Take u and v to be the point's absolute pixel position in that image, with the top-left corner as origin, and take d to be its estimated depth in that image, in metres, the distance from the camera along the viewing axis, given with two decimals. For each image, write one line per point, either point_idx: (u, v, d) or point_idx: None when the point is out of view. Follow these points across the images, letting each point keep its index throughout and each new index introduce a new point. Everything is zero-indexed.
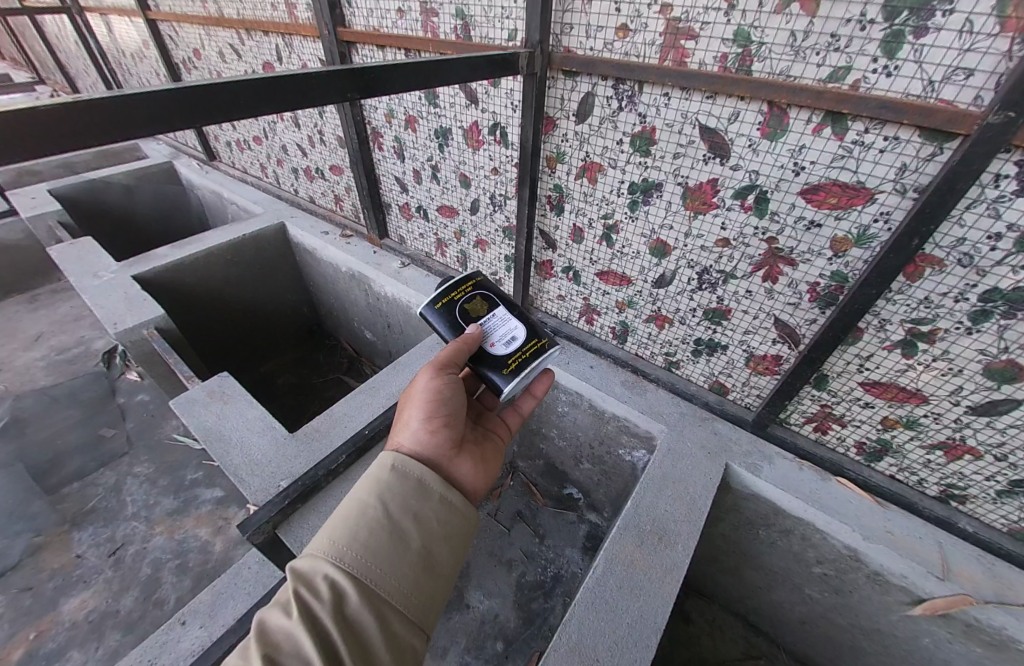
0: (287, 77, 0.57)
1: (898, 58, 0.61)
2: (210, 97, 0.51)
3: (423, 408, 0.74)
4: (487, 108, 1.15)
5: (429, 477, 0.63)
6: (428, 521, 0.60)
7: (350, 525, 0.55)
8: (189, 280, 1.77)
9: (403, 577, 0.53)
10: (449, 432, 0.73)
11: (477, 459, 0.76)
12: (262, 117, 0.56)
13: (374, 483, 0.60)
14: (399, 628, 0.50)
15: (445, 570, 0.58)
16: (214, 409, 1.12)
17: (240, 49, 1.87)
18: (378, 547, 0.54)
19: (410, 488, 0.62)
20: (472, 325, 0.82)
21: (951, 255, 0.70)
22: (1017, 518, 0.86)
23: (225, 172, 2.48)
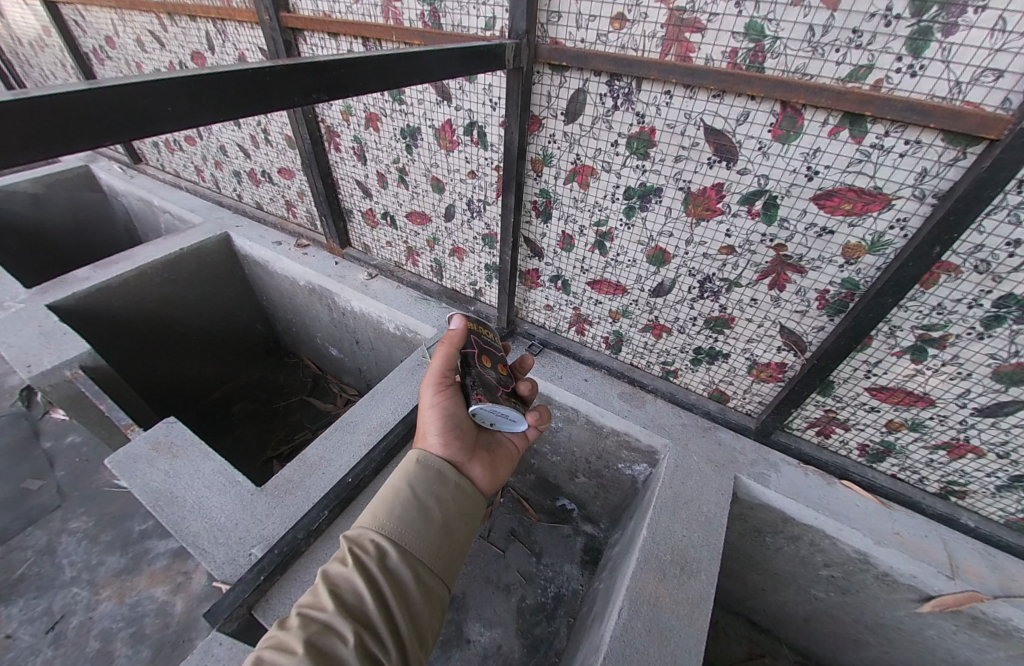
0: (257, 71, 0.45)
1: (925, 57, 0.57)
2: (131, 101, 0.37)
3: (433, 421, 0.74)
4: (461, 106, 1.04)
5: (447, 468, 0.68)
6: (446, 503, 0.66)
7: (384, 503, 0.62)
8: (120, 305, 1.54)
9: (433, 544, 0.60)
10: (461, 440, 0.74)
11: (489, 462, 0.78)
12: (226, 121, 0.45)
13: (401, 472, 0.67)
14: (430, 582, 0.58)
15: (464, 541, 0.66)
16: (162, 465, 0.96)
17: (162, 37, 1.63)
18: (408, 519, 0.61)
19: (430, 475, 0.67)
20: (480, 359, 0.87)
21: (968, 261, 0.68)
22: (1014, 510, 0.88)
23: (155, 177, 2.20)
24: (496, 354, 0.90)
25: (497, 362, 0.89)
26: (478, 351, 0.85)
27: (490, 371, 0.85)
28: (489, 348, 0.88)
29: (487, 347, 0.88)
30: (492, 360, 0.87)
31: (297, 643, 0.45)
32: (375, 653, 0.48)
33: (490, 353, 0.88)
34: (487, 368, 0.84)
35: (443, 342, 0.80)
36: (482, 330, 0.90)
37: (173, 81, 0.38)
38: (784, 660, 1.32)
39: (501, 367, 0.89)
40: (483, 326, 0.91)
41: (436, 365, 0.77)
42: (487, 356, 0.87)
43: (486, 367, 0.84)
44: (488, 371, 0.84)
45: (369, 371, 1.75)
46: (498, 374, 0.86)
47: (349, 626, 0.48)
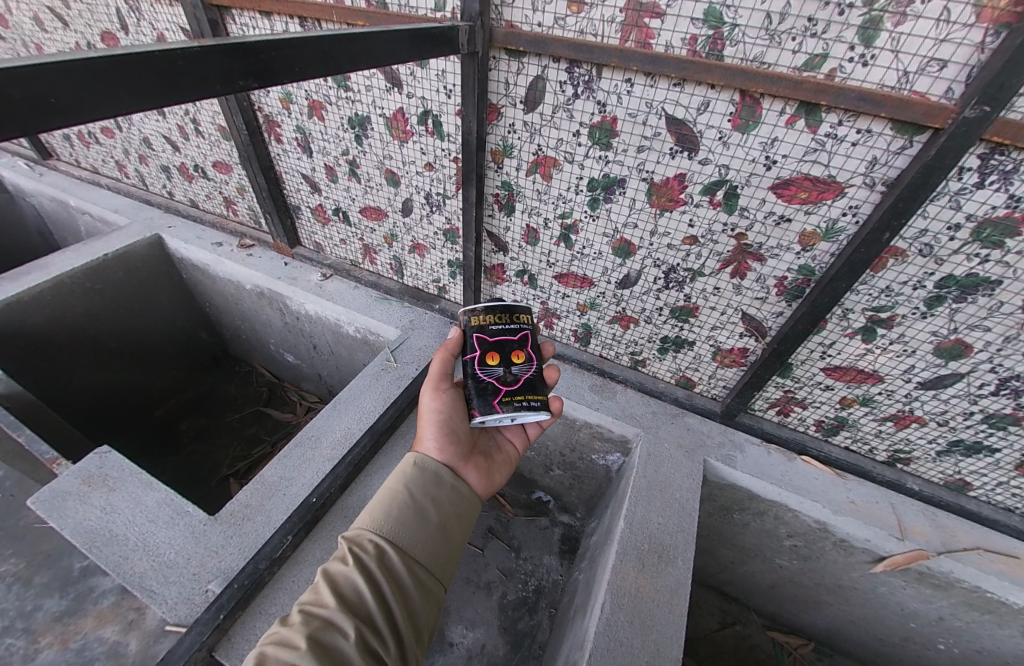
0: (173, 52, 0.38)
1: (876, 46, 0.60)
2: (12, 91, 0.29)
3: (430, 425, 0.73)
4: (413, 93, 0.98)
5: (443, 470, 0.68)
6: (445, 503, 0.64)
7: (382, 500, 0.60)
8: (35, 321, 1.37)
9: (431, 542, 0.59)
10: (458, 445, 0.73)
11: (488, 473, 0.75)
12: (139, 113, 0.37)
13: (397, 472, 0.65)
14: (430, 585, 0.56)
15: (462, 541, 0.64)
16: (96, 501, 0.85)
17: (63, 15, 1.43)
18: (406, 519, 0.59)
19: (427, 475, 0.66)
20: (493, 352, 0.74)
21: (913, 246, 0.73)
22: (951, 471, 0.98)
23: (68, 174, 1.95)
24: (511, 342, 0.75)
25: (511, 352, 0.74)
26: (479, 353, 0.73)
27: (497, 369, 0.72)
28: (498, 340, 0.74)
29: (496, 340, 0.74)
30: (502, 354, 0.74)
31: (298, 639, 0.43)
32: (378, 651, 0.46)
33: (500, 345, 0.74)
34: (493, 367, 0.73)
35: (440, 349, 0.77)
36: (493, 321, 0.75)
37: (69, 64, 0.31)
38: (754, 625, 1.39)
39: (518, 356, 0.75)
40: (497, 313, 0.76)
41: (435, 371, 0.76)
42: (495, 351, 0.73)
43: (491, 366, 0.73)
44: (495, 371, 0.72)
45: (329, 377, 1.65)
46: (508, 368, 0.73)
47: (351, 621, 0.46)
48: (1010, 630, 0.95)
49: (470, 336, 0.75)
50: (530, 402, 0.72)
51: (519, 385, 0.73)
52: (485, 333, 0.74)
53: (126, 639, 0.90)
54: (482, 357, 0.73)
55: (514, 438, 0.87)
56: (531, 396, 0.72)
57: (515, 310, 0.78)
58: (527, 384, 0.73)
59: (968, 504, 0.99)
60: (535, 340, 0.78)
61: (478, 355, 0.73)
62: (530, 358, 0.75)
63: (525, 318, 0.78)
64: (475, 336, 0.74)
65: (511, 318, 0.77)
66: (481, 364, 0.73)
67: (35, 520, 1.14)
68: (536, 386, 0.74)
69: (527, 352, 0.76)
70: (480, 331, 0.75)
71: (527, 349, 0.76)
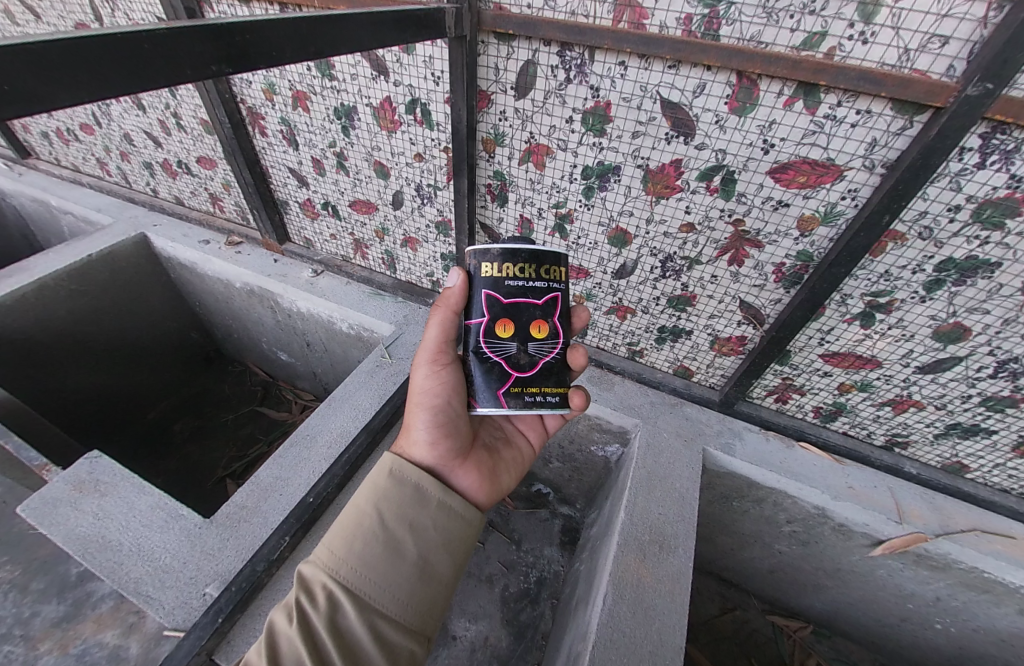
0: (136, 34, 0.35)
1: (876, 22, 0.58)
2: None
3: (421, 407, 0.71)
4: (400, 81, 0.95)
5: (423, 484, 0.63)
6: (425, 531, 0.59)
7: (346, 533, 0.55)
8: (19, 324, 1.33)
9: (395, 587, 0.53)
10: (448, 438, 0.70)
11: (488, 465, 0.75)
12: (101, 101, 0.35)
13: (370, 492, 0.60)
14: (394, 636, 0.51)
15: (441, 575, 0.58)
16: (87, 507, 0.84)
17: (34, 6, 1.38)
18: (370, 559, 0.54)
19: (405, 494, 0.61)
20: (507, 320, 0.63)
21: (913, 229, 0.72)
22: (949, 454, 0.99)
23: (48, 173, 1.90)
24: (531, 308, 0.63)
25: (528, 321, 0.64)
26: (489, 321, 0.63)
27: (510, 343, 0.63)
28: (515, 303, 0.63)
29: (513, 303, 0.62)
30: (517, 323, 0.63)
31: None
32: None
33: (518, 309, 0.63)
34: (504, 341, 0.63)
35: (439, 308, 0.69)
36: (512, 273, 0.62)
37: (19, 47, 0.28)
38: (753, 609, 1.41)
39: (538, 328, 0.64)
40: (520, 263, 0.62)
41: (431, 338, 0.72)
42: (511, 318, 0.63)
43: (502, 340, 0.63)
44: (507, 345, 0.63)
45: (324, 374, 1.63)
46: (523, 346, 0.64)
47: None
48: (1005, 608, 0.97)
49: (481, 292, 0.63)
50: (544, 397, 0.65)
51: (532, 373, 0.65)
52: (502, 290, 0.62)
53: (125, 643, 0.89)
54: (493, 327, 0.63)
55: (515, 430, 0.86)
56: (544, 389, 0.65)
57: (545, 259, 0.63)
58: (542, 371, 0.65)
59: (965, 486, 0.99)
60: (562, 303, 0.66)
61: (488, 322, 0.63)
62: (551, 332, 0.65)
63: (557, 273, 0.64)
64: (487, 294, 0.62)
65: (537, 270, 0.63)
66: (491, 335, 0.63)
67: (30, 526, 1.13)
68: (552, 375, 0.66)
69: (550, 321, 0.65)
70: (495, 288, 0.62)
71: (550, 318, 0.65)
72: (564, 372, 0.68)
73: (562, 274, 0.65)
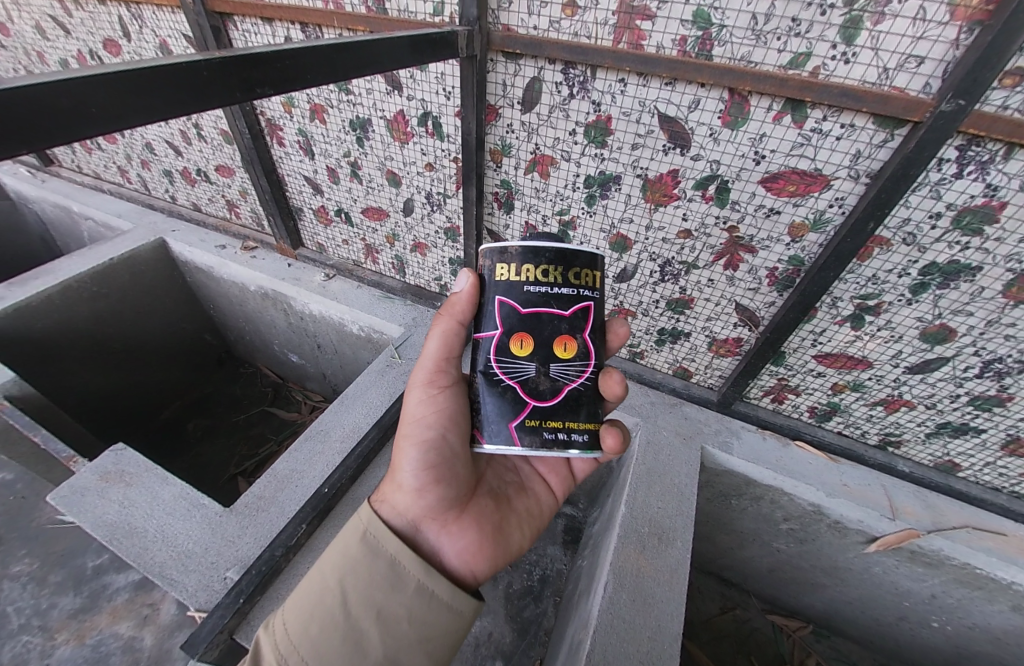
0: (198, 63, 0.41)
1: (856, 44, 0.63)
2: (63, 99, 0.31)
3: (412, 443, 0.61)
4: (413, 95, 1.00)
5: (404, 558, 0.51)
6: (398, 623, 0.47)
7: (304, 612, 0.46)
8: (45, 324, 1.39)
9: None
10: (443, 487, 0.60)
11: (490, 519, 0.63)
12: (168, 120, 0.40)
13: (342, 554, 0.50)
14: None
15: None
16: (114, 496, 0.88)
17: (66, 23, 1.45)
18: (327, 651, 0.44)
19: (379, 569, 0.49)
20: (525, 337, 0.53)
21: (897, 235, 0.76)
22: (940, 453, 1.02)
23: (70, 180, 1.97)
24: (555, 320, 0.53)
25: (551, 337, 0.54)
26: (503, 336, 0.53)
27: (528, 363, 0.53)
28: (537, 313, 0.53)
29: (533, 313, 0.53)
30: (537, 338, 0.53)
31: None
32: None
33: (538, 321, 0.53)
34: (520, 360, 0.53)
35: (444, 317, 0.62)
36: (534, 277, 0.52)
37: (109, 74, 0.33)
38: (753, 609, 1.43)
39: (564, 346, 0.54)
40: (544, 265, 0.52)
41: (431, 351, 0.65)
42: (531, 333, 0.53)
43: (518, 358, 0.53)
44: (525, 366, 0.53)
45: (333, 376, 1.68)
46: (543, 366, 0.54)
47: None
48: (998, 605, 0.99)
49: (495, 298, 0.54)
50: (571, 435, 0.54)
51: (553, 402, 0.54)
52: (521, 298, 0.53)
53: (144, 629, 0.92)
54: (508, 342, 0.53)
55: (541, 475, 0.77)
56: (567, 425, 0.55)
57: (575, 260, 0.53)
58: (566, 400, 0.55)
59: (957, 484, 1.02)
60: (594, 315, 0.55)
61: (503, 336, 0.53)
62: (579, 352, 0.55)
63: (590, 278, 0.54)
64: (503, 301, 0.53)
65: (564, 274, 0.53)
66: (505, 352, 0.54)
67: (48, 519, 1.08)
68: (578, 405, 0.55)
69: (577, 338, 0.55)
70: (513, 295, 0.53)
71: (577, 334, 0.54)
72: (595, 402, 0.57)
73: (594, 280, 0.55)
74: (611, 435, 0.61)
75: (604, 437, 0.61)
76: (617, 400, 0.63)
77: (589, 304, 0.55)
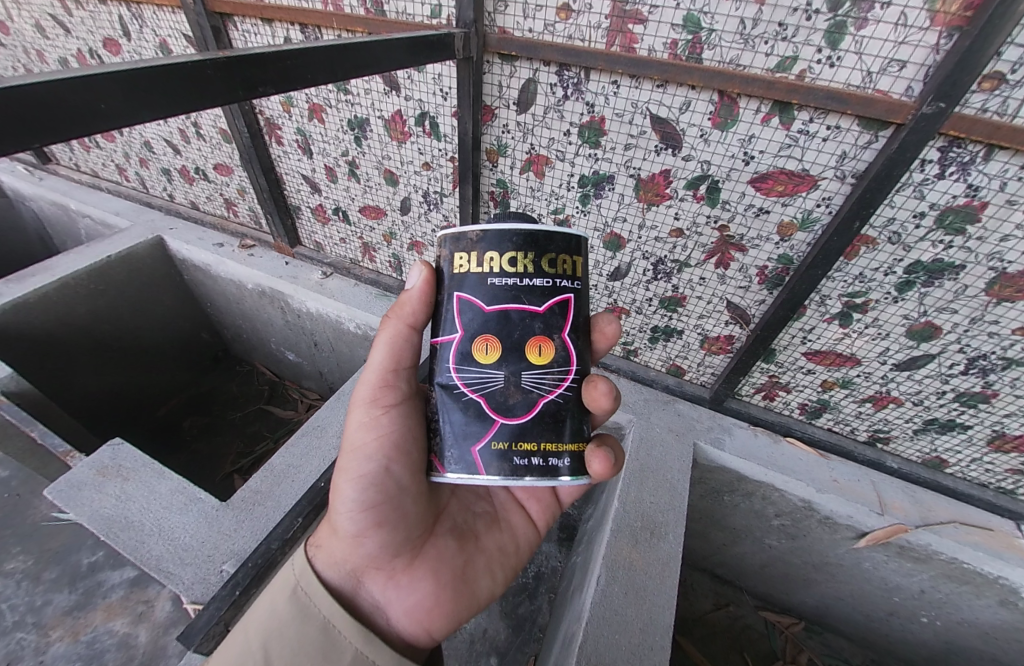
0: (201, 62, 0.42)
1: (841, 48, 0.65)
2: (74, 96, 0.33)
3: (352, 482, 0.60)
4: (411, 96, 1.02)
5: (338, 620, 0.52)
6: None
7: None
8: (42, 322, 1.39)
9: None
10: (389, 533, 0.60)
11: (441, 562, 0.64)
12: (172, 117, 0.41)
13: (271, 615, 0.51)
14: None
15: None
16: (111, 490, 0.89)
17: (66, 22, 1.46)
18: None
19: (308, 633, 0.50)
20: (492, 346, 0.52)
21: (882, 234, 0.78)
22: (928, 449, 1.04)
23: (68, 179, 1.98)
24: (523, 315, 0.52)
25: (520, 336, 0.52)
26: (465, 337, 0.53)
27: (496, 368, 0.52)
28: (505, 310, 0.52)
29: (500, 310, 0.52)
30: (503, 338, 0.52)
31: None
32: None
33: (507, 319, 0.52)
34: (485, 363, 0.53)
35: (392, 319, 0.63)
36: (501, 268, 0.51)
37: (115, 73, 0.34)
38: (746, 606, 1.44)
39: (534, 349, 0.53)
40: (511, 252, 0.51)
41: (376, 364, 0.66)
42: (496, 337, 0.52)
43: (483, 361, 0.53)
44: (493, 375, 0.53)
45: (330, 374, 1.68)
46: (511, 373, 0.52)
47: None
48: (986, 600, 1.00)
49: (455, 296, 0.54)
50: (545, 460, 0.53)
51: (523, 420, 0.53)
52: (487, 295, 0.52)
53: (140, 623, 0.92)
54: (471, 346, 0.53)
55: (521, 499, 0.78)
56: (543, 447, 0.53)
57: (547, 248, 0.52)
58: (538, 418, 0.53)
59: (944, 480, 1.04)
60: (570, 307, 0.54)
61: (465, 340, 0.53)
62: (550, 355, 0.54)
63: (564, 265, 0.53)
64: (467, 301, 0.53)
65: (536, 262, 0.52)
66: (468, 356, 0.53)
67: (42, 517, 1.05)
68: (551, 422, 0.54)
69: (551, 336, 0.53)
70: (478, 290, 0.52)
71: (549, 331, 0.53)
72: (571, 416, 0.56)
73: (571, 266, 0.54)
74: (599, 459, 0.57)
75: (592, 461, 0.57)
76: (606, 410, 0.61)
77: (564, 295, 0.54)
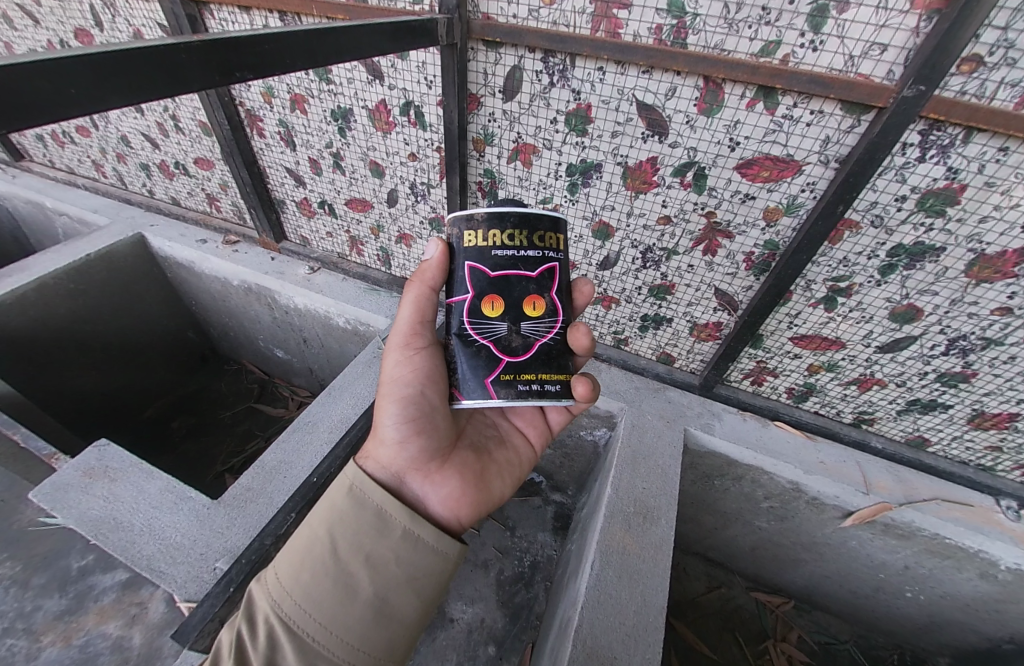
0: (173, 47, 0.41)
1: (824, 32, 0.65)
2: (41, 80, 0.31)
3: (391, 398, 0.64)
4: (394, 84, 1.00)
5: (389, 506, 0.54)
6: (385, 567, 0.50)
7: (298, 558, 0.49)
8: (19, 323, 1.35)
9: (354, 629, 0.46)
10: (424, 437, 0.63)
11: (471, 469, 0.67)
12: (143, 104, 0.40)
13: (329, 509, 0.53)
14: None
15: (408, 614, 0.50)
16: (98, 492, 0.87)
17: (34, 12, 1.41)
18: (318, 593, 0.47)
19: (364, 520, 0.52)
20: (495, 301, 0.58)
21: (865, 217, 0.79)
22: (911, 429, 1.06)
23: (42, 176, 1.92)
24: (523, 282, 0.59)
25: (520, 298, 0.59)
26: (475, 298, 0.58)
27: (501, 324, 0.59)
28: (506, 276, 0.58)
29: (502, 276, 0.58)
30: (509, 299, 0.59)
31: None
32: None
33: (508, 283, 0.59)
34: (494, 321, 0.59)
35: (417, 281, 0.66)
36: (501, 242, 0.58)
37: (84, 57, 0.33)
38: (737, 587, 1.46)
39: (532, 304, 0.60)
40: (510, 231, 0.58)
41: (405, 319, 0.68)
42: (500, 295, 0.58)
43: (491, 320, 0.59)
44: (499, 323, 0.59)
45: (320, 370, 1.67)
46: (513, 326, 0.59)
47: None
48: (967, 573, 1.04)
49: (466, 264, 0.59)
50: (539, 384, 0.59)
51: (525, 357, 0.59)
52: (489, 262, 0.58)
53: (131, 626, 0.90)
54: (481, 305, 0.58)
55: (524, 428, 0.80)
56: (540, 375, 0.60)
57: (538, 225, 0.59)
58: (538, 355, 0.60)
59: (926, 459, 1.07)
60: (559, 275, 0.61)
61: (476, 299, 0.59)
62: (547, 307, 0.60)
63: (552, 240, 0.60)
64: (474, 268, 0.58)
65: (529, 238, 0.58)
66: (479, 316, 0.59)
67: (29, 522, 1.03)
68: (549, 358, 0.61)
69: (544, 296, 0.60)
70: (481, 260, 0.58)
71: (545, 293, 0.60)
72: (564, 355, 0.63)
73: (558, 242, 0.61)
74: (581, 383, 0.63)
75: (575, 386, 0.62)
76: (585, 352, 0.68)
77: (552, 265, 0.60)
